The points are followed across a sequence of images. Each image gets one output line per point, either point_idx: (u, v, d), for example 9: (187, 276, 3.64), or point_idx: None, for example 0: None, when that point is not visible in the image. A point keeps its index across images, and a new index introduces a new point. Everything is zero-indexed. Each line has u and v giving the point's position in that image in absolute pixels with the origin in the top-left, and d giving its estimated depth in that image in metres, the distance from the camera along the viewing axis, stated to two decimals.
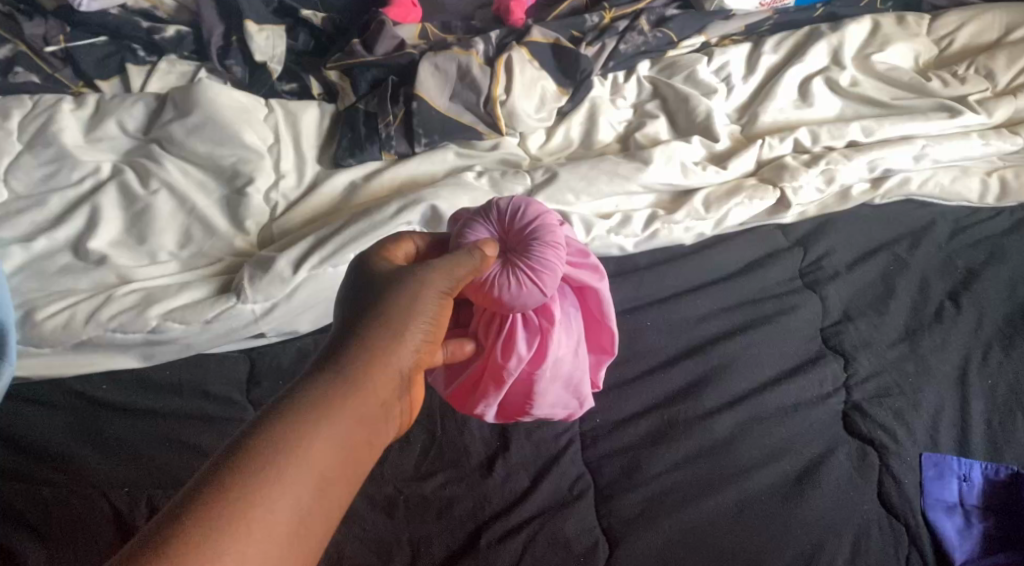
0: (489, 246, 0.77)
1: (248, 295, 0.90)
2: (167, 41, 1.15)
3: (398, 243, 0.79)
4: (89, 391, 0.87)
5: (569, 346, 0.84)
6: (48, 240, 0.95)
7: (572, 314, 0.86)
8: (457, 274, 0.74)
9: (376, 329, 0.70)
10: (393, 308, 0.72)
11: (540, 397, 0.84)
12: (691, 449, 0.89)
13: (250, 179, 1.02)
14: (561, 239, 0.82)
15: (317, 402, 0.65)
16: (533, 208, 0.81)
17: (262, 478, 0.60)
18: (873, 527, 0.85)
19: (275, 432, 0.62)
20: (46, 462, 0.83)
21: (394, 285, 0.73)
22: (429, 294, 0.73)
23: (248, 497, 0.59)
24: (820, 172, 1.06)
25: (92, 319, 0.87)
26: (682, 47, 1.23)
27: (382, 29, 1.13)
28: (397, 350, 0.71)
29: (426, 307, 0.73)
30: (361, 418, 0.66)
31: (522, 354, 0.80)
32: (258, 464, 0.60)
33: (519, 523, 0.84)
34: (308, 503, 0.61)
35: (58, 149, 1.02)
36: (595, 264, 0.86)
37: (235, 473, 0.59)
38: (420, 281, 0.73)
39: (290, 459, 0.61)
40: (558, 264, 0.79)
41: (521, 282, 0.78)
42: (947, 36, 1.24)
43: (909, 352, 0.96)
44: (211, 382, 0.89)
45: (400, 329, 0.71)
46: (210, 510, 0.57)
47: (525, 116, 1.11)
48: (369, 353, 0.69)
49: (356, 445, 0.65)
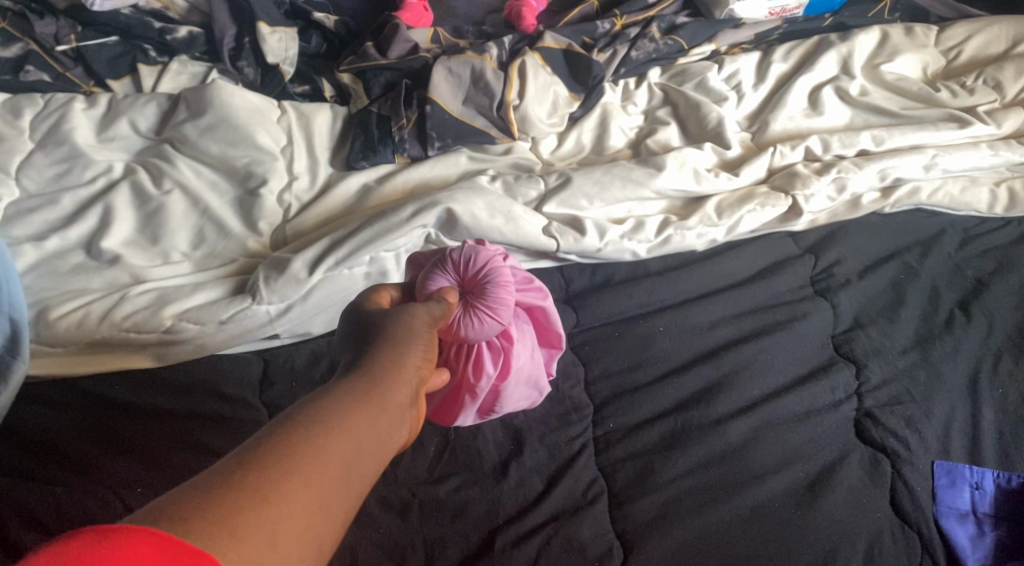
0: (452, 292, 0.79)
1: (264, 295, 0.90)
2: (179, 41, 1.15)
3: (378, 292, 0.78)
4: (101, 391, 0.87)
5: (529, 354, 0.88)
6: (61, 239, 0.95)
7: (526, 332, 0.90)
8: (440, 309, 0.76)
9: (384, 346, 0.70)
10: (392, 333, 0.71)
11: (507, 406, 0.89)
12: (704, 456, 0.89)
13: (264, 180, 1.01)
14: (509, 274, 0.85)
15: (321, 414, 0.62)
16: (482, 250, 0.83)
17: (264, 488, 0.57)
18: (886, 534, 0.85)
19: (279, 442, 0.59)
20: (58, 462, 0.82)
21: (394, 311, 0.73)
22: (424, 319, 0.74)
23: (249, 504, 0.55)
24: (831, 181, 1.07)
25: (106, 318, 0.88)
26: (692, 54, 1.24)
27: (396, 33, 1.13)
28: (404, 366, 0.69)
29: (423, 331, 0.73)
30: (369, 431, 0.64)
31: (490, 379, 0.85)
32: (272, 462, 0.58)
33: (534, 527, 0.83)
34: (311, 512, 0.58)
35: (70, 147, 1.02)
36: (539, 285, 0.91)
37: (236, 475, 0.57)
38: (411, 313, 0.74)
39: (305, 460, 0.59)
40: (512, 297, 0.83)
41: (481, 320, 0.81)
42: (955, 47, 1.25)
43: (919, 360, 0.96)
44: (224, 382, 0.89)
45: (402, 351, 0.70)
46: (207, 514, 0.54)
47: (538, 121, 1.11)
48: (381, 367, 0.68)
49: (363, 460, 0.62)
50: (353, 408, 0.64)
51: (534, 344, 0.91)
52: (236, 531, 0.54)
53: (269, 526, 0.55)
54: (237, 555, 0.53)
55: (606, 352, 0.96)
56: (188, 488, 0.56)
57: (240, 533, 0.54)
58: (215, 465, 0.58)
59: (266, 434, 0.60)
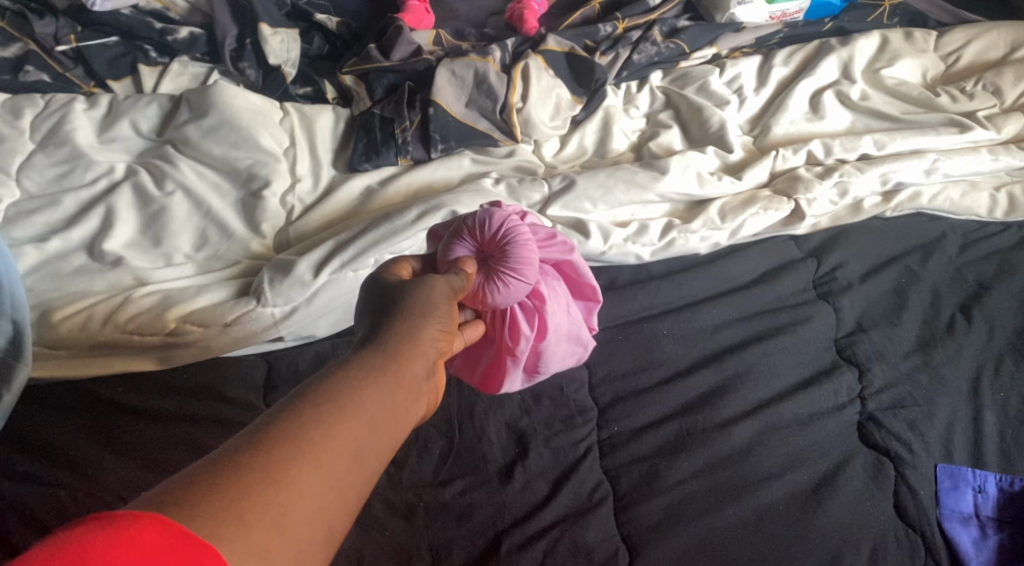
0: (469, 261, 0.79)
1: (268, 298, 0.89)
2: (180, 42, 1.15)
3: (397, 265, 0.78)
4: (105, 393, 0.87)
5: (561, 308, 0.88)
6: (63, 240, 0.95)
7: (556, 288, 0.89)
8: (459, 283, 0.76)
9: (399, 323, 0.70)
10: (409, 305, 0.71)
11: (551, 365, 0.90)
12: (709, 459, 0.89)
13: (267, 182, 1.01)
14: (528, 231, 0.83)
15: (336, 394, 0.62)
16: (495, 212, 0.82)
17: (276, 470, 0.56)
18: (889, 537, 0.85)
19: (293, 420, 0.59)
20: (61, 465, 0.82)
21: (411, 286, 0.73)
22: (440, 294, 0.74)
23: (259, 489, 0.55)
24: (833, 185, 1.07)
25: (110, 320, 0.88)
26: (694, 58, 1.24)
27: (399, 35, 1.13)
28: (417, 344, 0.69)
29: (439, 307, 0.73)
30: (383, 413, 0.63)
31: (527, 343, 0.85)
32: (285, 444, 0.58)
33: (539, 529, 0.83)
34: (320, 497, 0.58)
35: (72, 148, 1.01)
36: (563, 240, 0.90)
37: (248, 458, 0.57)
38: (429, 285, 0.74)
39: (317, 443, 0.59)
40: (533, 254, 0.82)
41: (508, 284, 0.80)
42: (954, 52, 1.26)
43: (922, 364, 0.97)
44: (228, 385, 0.88)
45: (418, 325, 0.70)
46: (216, 496, 0.54)
47: (540, 123, 1.11)
48: (397, 345, 0.68)
49: (378, 437, 0.62)
50: (369, 385, 0.64)
51: (566, 299, 0.91)
52: (247, 514, 0.54)
53: (279, 511, 0.55)
54: (247, 540, 0.54)
55: (610, 355, 0.96)
56: (200, 471, 0.56)
57: (251, 517, 0.54)
58: (229, 446, 0.58)
59: (280, 415, 0.60)
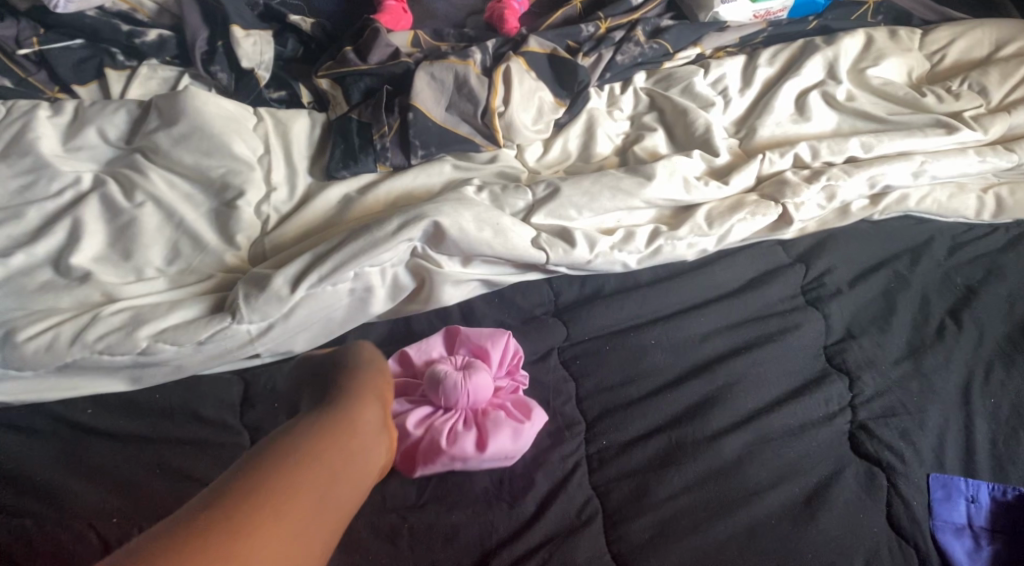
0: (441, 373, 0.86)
1: (244, 315, 0.86)
2: (149, 45, 1.11)
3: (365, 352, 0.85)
4: (73, 417, 0.84)
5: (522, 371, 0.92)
6: (27, 255, 0.91)
7: (507, 339, 0.92)
8: (386, 370, 0.84)
9: (339, 404, 0.76)
10: (346, 388, 0.78)
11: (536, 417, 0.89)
12: (700, 472, 0.87)
13: (241, 192, 0.98)
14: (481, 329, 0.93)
15: (286, 463, 0.68)
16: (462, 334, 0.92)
17: (235, 526, 0.61)
18: (883, 549, 0.84)
19: (252, 489, 0.65)
20: (29, 493, 0.79)
21: (347, 371, 0.81)
22: (373, 377, 0.81)
23: (223, 545, 0.60)
24: (821, 189, 1.05)
25: (78, 341, 0.83)
26: (677, 58, 1.21)
27: (376, 37, 1.10)
28: (359, 420, 0.75)
29: (376, 388, 0.80)
30: (327, 482, 0.69)
31: (529, 402, 0.89)
32: (242, 507, 0.63)
33: (529, 550, 0.81)
34: (278, 554, 0.62)
35: (35, 158, 0.97)
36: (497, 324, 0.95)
37: (208, 518, 0.61)
38: (361, 367, 0.82)
39: (272, 507, 0.64)
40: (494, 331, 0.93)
41: (495, 360, 0.90)
42: (938, 51, 1.25)
43: (912, 371, 0.96)
44: (203, 405, 0.86)
45: (357, 404, 0.77)
46: (183, 552, 0.58)
47: (523, 127, 1.08)
48: (337, 421, 0.74)
49: (326, 504, 0.68)
50: (316, 456, 0.70)
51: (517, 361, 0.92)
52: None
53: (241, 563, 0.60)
54: None
55: (596, 367, 0.94)
56: (163, 532, 0.60)
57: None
58: (186, 512, 0.62)
59: (234, 482, 0.65)
